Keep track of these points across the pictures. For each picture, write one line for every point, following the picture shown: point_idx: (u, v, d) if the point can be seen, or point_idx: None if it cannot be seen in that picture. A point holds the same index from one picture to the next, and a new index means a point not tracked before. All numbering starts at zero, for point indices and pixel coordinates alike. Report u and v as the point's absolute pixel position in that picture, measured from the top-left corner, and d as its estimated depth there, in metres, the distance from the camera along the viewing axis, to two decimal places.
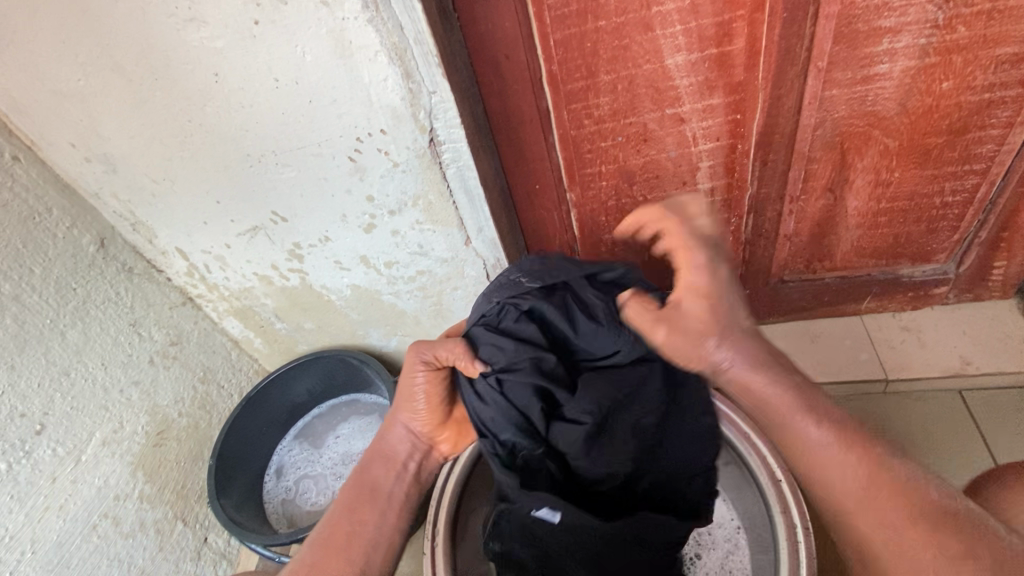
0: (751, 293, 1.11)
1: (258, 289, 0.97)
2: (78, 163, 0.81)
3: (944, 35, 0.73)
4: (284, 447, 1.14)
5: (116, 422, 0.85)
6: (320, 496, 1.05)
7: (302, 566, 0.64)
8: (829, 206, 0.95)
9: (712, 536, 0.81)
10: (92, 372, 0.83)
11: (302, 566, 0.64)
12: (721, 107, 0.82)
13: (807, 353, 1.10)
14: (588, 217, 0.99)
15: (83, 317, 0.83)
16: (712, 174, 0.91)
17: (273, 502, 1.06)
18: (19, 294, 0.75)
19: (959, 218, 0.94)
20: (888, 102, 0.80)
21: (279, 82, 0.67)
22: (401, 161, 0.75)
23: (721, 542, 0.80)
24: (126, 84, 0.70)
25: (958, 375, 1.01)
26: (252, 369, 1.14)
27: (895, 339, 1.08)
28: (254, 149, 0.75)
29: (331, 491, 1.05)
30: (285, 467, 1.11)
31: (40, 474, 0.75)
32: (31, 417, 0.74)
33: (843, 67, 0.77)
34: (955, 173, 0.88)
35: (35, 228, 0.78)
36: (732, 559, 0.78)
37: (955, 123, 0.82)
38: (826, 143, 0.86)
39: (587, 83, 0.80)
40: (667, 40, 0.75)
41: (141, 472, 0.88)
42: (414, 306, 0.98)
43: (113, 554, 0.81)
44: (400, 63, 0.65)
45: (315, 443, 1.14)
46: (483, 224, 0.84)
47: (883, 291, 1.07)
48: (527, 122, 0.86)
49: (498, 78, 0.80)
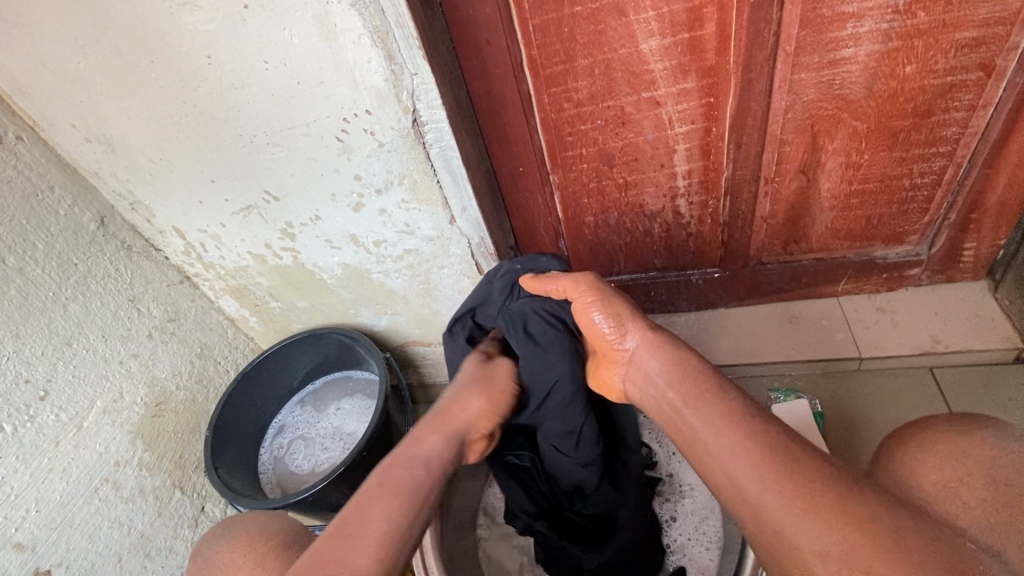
0: (731, 275, 1.14)
1: (253, 268, 1.01)
2: (79, 144, 0.84)
3: (905, 20, 0.76)
4: (285, 410, 1.20)
5: (116, 392, 0.89)
6: (308, 466, 1.10)
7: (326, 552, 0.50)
8: (803, 187, 0.98)
9: (690, 503, 0.84)
10: (93, 344, 0.87)
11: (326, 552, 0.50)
12: (694, 91, 0.85)
13: (786, 332, 1.13)
14: (571, 199, 1.03)
15: (84, 291, 0.87)
16: (689, 157, 0.94)
17: (266, 461, 1.13)
18: (23, 267, 0.79)
19: (928, 200, 0.97)
20: (855, 85, 0.83)
21: (268, 63, 0.71)
22: (386, 141, 0.79)
23: (698, 508, 0.83)
24: (124, 66, 0.73)
25: (929, 353, 1.04)
26: (247, 347, 1.19)
27: (870, 319, 1.11)
28: (246, 129, 0.79)
29: (316, 459, 1.11)
30: (285, 429, 1.18)
31: (44, 438, 0.79)
32: (35, 383, 0.78)
33: (810, 51, 0.80)
34: (922, 155, 0.91)
35: (39, 205, 0.82)
36: (707, 522, 0.82)
37: (920, 106, 0.85)
38: (798, 126, 0.89)
39: (566, 67, 0.84)
40: (641, 25, 0.78)
41: (140, 441, 0.92)
42: (402, 285, 1.02)
43: (114, 516, 0.85)
44: (382, 45, 0.69)
45: (316, 407, 1.20)
46: (467, 203, 0.87)
47: (858, 273, 1.10)
48: (509, 106, 0.89)
49: (481, 63, 0.84)
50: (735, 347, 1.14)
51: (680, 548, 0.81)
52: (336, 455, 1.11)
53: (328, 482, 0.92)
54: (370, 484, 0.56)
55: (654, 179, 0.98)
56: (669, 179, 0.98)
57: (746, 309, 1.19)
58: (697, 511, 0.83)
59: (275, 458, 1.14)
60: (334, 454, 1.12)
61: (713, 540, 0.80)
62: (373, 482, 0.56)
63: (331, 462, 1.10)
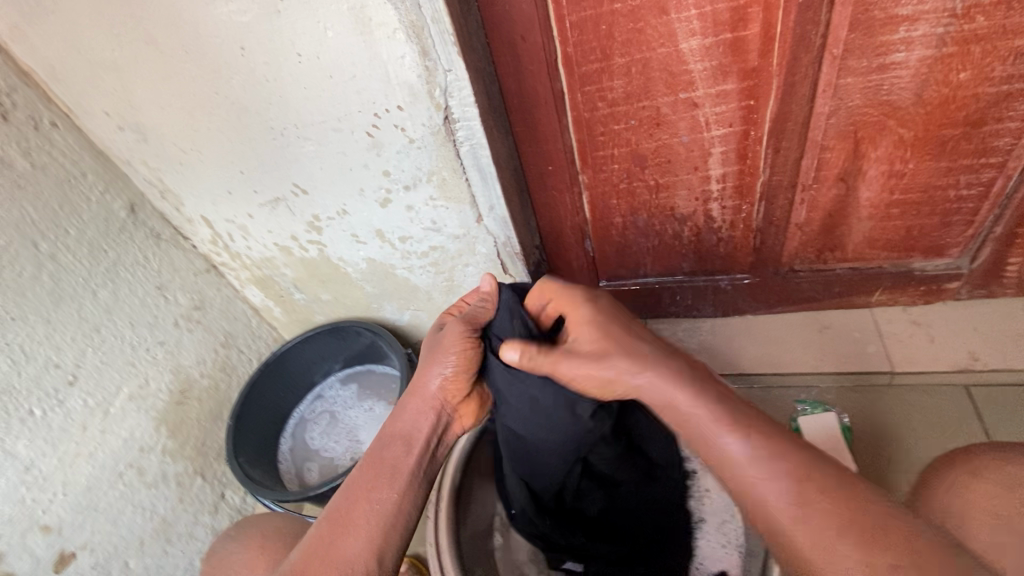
0: (761, 282, 1.11)
1: (279, 259, 1.01)
2: (111, 131, 0.85)
3: (962, 25, 0.72)
4: (328, 383, 1.21)
5: (141, 378, 0.90)
6: (319, 445, 1.13)
7: (318, 540, 0.59)
8: (842, 195, 0.95)
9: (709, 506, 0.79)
10: (121, 330, 0.88)
11: (318, 540, 0.59)
12: (734, 93, 0.83)
13: (815, 344, 1.10)
14: (600, 199, 1.01)
15: (114, 278, 0.88)
16: (725, 159, 0.92)
17: (291, 426, 1.17)
18: (56, 252, 0.80)
19: (974, 212, 0.93)
20: (904, 91, 0.80)
21: (301, 56, 0.70)
22: (417, 138, 0.78)
23: (718, 512, 0.78)
24: (157, 56, 0.73)
25: (965, 370, 1.01)
26: (271, 337, 1.19)
27: (904, 333, 1.07)
28: (276, 122, 0.78)
29: (327, 445, 1.13)
30: (322, 396, 1.21)
31: (72, 422, 0.80)
32: (64, 368, 0.80)
33: (858, 54, 0.77)
34: (971, 166, 0.87)
35: (72, 193, 0.83)
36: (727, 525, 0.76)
37: (971, 115, 0.81)
38: (840, 132, 0.86)
39: (601, 66, 0.82)
40: (682, 24, 0.76)
41: (164, 427, 0.94)
42: (426, 281, 1.01)
43: (137, 501, 0.87)
44: (417, 40, 0.67)
45: (354, 393, 1.19)
46: (495, 202, 0.86)
47: (894, 284, 1.06)
48: (541, 104, 0.87)
49: (515, 60, 0.82)
50: (759, 353, 1.12)
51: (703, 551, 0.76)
52: (339, 452, 1.11)
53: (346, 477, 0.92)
54: (357, 481, 0.63)
55: (686, 182, 0.96)
56: (702, 181, 0.95)
57: (774, 318, 1.16)
58: (718, 514, 0.78)
59: (300, 424, 1.17)
60: (339, 452, 1.11)
61: (738, 543, 0.74)
62: (365, 474, 0.64)
63: (331, 457, 1.11)
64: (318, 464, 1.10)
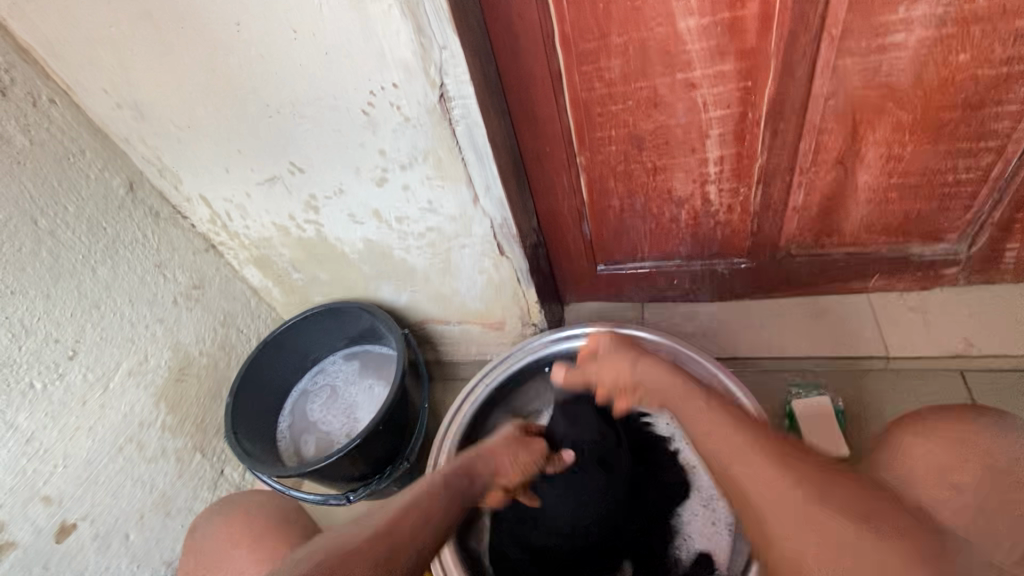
0: (758, 266, 1.11)
1: (277, 239, 1.02)
2: (109, 108, 0.85)
3: (962, 5, 0.72)
4: (332, 358, 1.21)
5: (141, 355, 0.92)
6: (317, 417, 1.15)
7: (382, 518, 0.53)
8: (839, 178, 0.94)
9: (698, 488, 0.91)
10: (120, 307, 0.89)
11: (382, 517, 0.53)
12: (732, 74, 0.82)
13: (812, 328, 1.11)
14: (597, 182, 1.01)
15: (113, 255, 0.89)
16: (722, 142, 0.91)
17: (292, 397, 1.19)
18: (54, 228, 0.81)
19: (972, 197, 0.93)
20: (903, 73, 0.79)
21: (297, 33, 0.70)
22: (413, 116, 0.78)
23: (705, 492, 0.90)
24: (154, 31, 0.73)
25: (959, 356, 1.02)
26: (270, 318, 1.20)
27: (900, 318, 1.08)
28: (273, 100, 0.79)
29: (325, 420, 1.14)
30: (324, 370, 1.21)
31: (72, 396, 0.81)
32: (64, 343, 0.81)
33: (857, 35, 0.76)
34: (969, 150, 0.87)
35: (71, 169, 0.84)
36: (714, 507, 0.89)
37: (971, 98, 0.81)
38: (839, 114, 0.86)
39: (599, 45, 0.81)
40: (679, 2, 0.75)
41: (164, 404, 0.95)
42: (423, 262, 1.01)
43: (137, 475, 0.89)
44: (412, 17, 0.67)
45: (355, 370, 1.19)
46: (491, 182, 0.86)
47: (891, 269, 1.06)
48: (538, 84, 0.87)
49: (512, 39, 0.82)
50: (756, 336, 1.13)
51: (694, 527, 0.88)
52: (335, 427, 1.12)
53: (343, 454, 0.93)
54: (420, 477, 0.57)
55: (684, 165, 0.96)
56: (700, 164, 0.95)
57: (772, 301, 1.16)
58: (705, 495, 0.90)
59: (301, 399, 1.18)
60: (334, 426, 1.13)
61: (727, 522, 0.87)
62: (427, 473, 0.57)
63: (327, 431, 1.12)
64: (314, 437, 1.12)
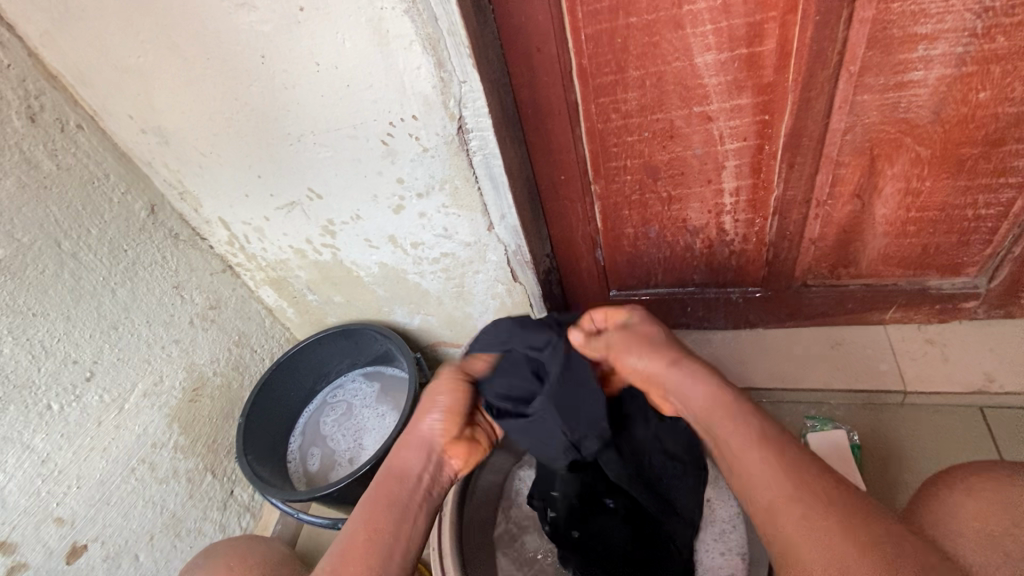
0: (773, 296, 1.10)
1: (293, 261, 1.03)
2: (134, 134, 0.87)
3: (982, 44, 0.72)
4: (351, 376, 1.22)
5: (156, 375, 0.92)
6: (328, 432, 1.16)
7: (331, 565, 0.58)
8: (856, 212, 0.94)
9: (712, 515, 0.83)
10: (138, 328, 0.90)
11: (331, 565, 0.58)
12: (748, 107, 0.82)
13: (826, 359, 1.09)
14: (611, 210, 1.01)
15: (132, 277, 0.90)
16: (738, 174, 0.91)
17: (313, 404, 1.21)
18: (76, 250, 0.82)
19: (992, 232, 0.92)
20: (922, 109, 0.79)
21: (320, 65, 0.71)
22: (431, 147, 0.79)
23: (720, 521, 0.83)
24: (181, 62, 0.75)
25: (980, 392, 0.99)
26: (283, 337, 1.21)
27: (918, 351, 1.06)
28: (294, 129, 0.80)
29: (332, 437, 1.15)
30: (342, 387, 1.22)
31: (88, 418, 0.82)
32: (82, 364, 0.82)
33: (876, 72, 0.76)
34: (989, 185, 0.86)
35: (95, 194, 0.85)
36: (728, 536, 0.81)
37: (991, 134, 0.80)
38: (856, 149, 0.85)
39: (616, 78, 0.82)
40: (697, 38, 0.76)
41: (176, 424, 0.95)
42: (436, 287, 1.02)
43: (148, 496, 0.89)
44: (433, 52, 0.68)
45: (371, 393, 1.20)
46: (506, 210, 0.86)
47: (909, 302, 1.05)
48: (555, 115, 0.88)
49: (530, 71, 0.82)
50: (769, 365, 1.12)
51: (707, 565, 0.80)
52: (341, 447, 1.13)
53: (352, 479, 0.93)
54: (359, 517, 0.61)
55: (699, 195, 0.96)
56: (715, 195, 0.95)
57: (786, 331, 1.15)
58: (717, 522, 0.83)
59: (317, 411, 1.20)
60: (339, 446, 1.14)
61: (739, 550, 0.79)
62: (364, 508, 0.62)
63: (333, 449, 1.13)
64: (320, 452, 1.13)
